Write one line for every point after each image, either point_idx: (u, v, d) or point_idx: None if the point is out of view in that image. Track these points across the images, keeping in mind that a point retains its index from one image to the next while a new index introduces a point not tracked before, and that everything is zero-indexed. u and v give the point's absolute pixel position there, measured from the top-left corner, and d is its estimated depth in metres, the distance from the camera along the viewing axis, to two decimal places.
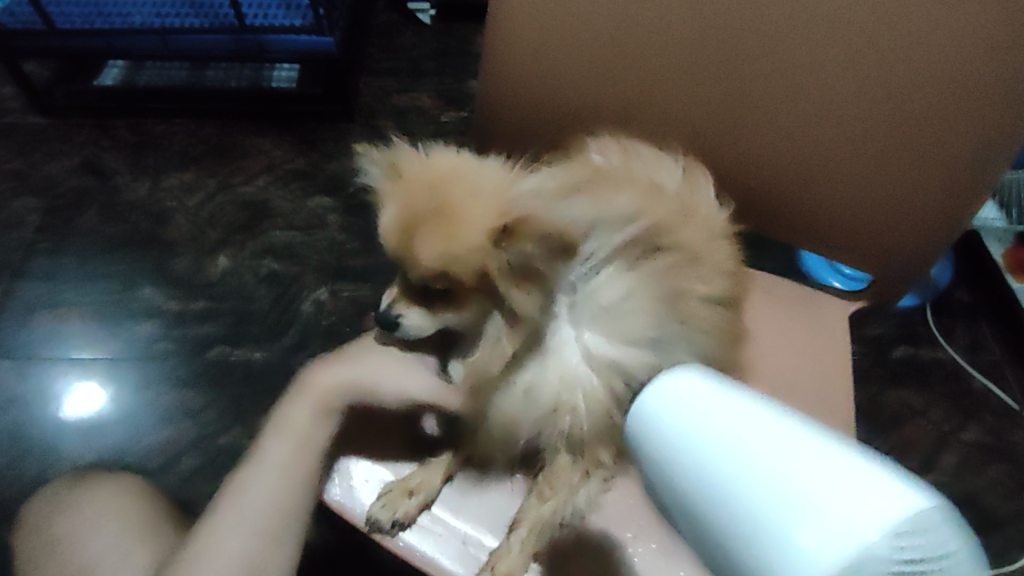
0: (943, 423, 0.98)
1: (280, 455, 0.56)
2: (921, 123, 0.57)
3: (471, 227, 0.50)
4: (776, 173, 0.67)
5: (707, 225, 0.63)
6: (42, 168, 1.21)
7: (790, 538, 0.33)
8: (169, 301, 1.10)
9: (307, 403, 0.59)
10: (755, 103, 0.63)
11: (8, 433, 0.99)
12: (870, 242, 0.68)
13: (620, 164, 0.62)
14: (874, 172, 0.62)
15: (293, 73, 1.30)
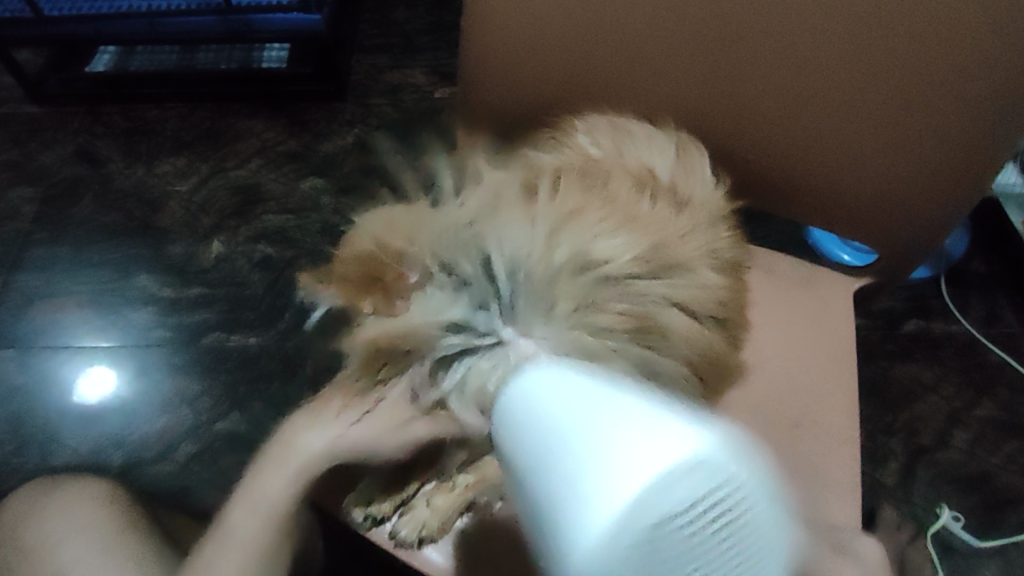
0: (954, 399, 0.94)
1: (238, 547, 0.58)
2: (929, 77, 0.54)
3: (379, 238, 0.52)
4: (774, 144, 0.64)
5: (704, 205, 0.58)
6: (37, 157, 1.20)
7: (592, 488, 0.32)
8: (163, 288, 1.09)
9: (287, 463, 0.56)
10: (754, 66, 0.59)
11: (12, 422, 1.01)
12: (875, 211, 0.64)
13: (612, 146, 0.60)
14: (880, 135, 0.59)
15: (284, 53, 1.26)
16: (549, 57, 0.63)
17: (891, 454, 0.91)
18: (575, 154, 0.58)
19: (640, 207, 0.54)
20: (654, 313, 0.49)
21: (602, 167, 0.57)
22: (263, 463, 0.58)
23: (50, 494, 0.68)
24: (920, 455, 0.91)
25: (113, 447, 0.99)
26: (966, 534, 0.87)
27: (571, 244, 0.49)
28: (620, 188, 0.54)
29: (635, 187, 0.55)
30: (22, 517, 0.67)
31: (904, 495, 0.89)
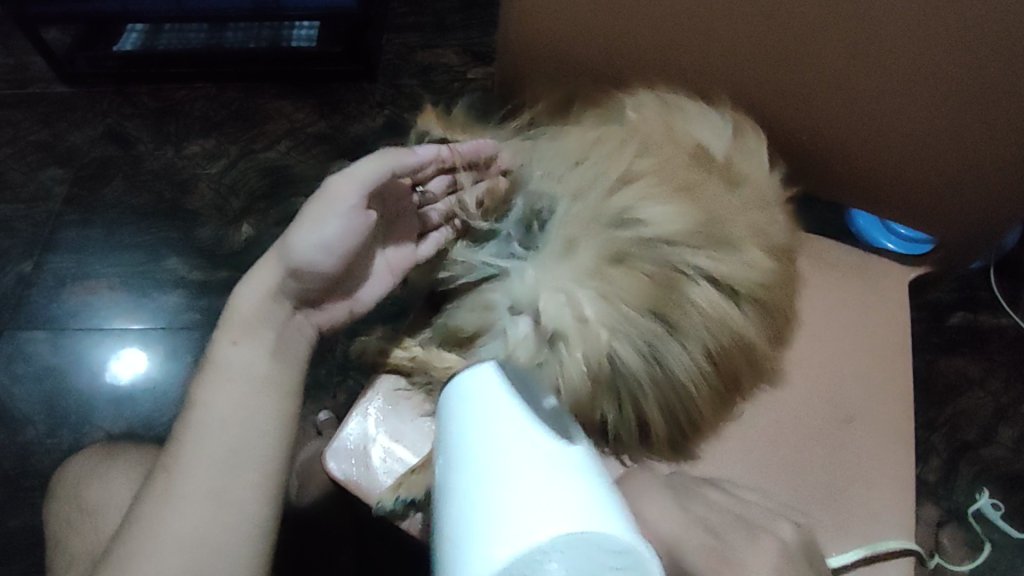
0: (1001, 394, 0.92)
1: (218, 423, 0.50)
2: (1000, 74, 0.51)
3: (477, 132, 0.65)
4: (827, 124, 0.61)
5: (760, 193, 0.59)
6: (67, 138, 1.20)
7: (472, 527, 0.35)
8: (193, 272, 1.09)
9: (248, 296, 0.54)
10: (815, 56, 0.56)
11: (46, 403, 1.03)
12: (931, 196, 0.62)
13: (659, 121, 0.60)
14: (944, 120, 0.56)
15: (313, 32, 1.23)
16: (599, 33, 0.60)
17: (933, 450, 0.90)
18: (618, 122, 0.60)
19: (691, 172, 0.56)
20: (681, 283, 0.53)
21: (651, 126, 0.59)
22: (225, 318, 0.54)
23: (84, 475, 0.68)
24: (963, 452, 0.89)
25: (146, 429, 1.01)
26: (1006, 531, 0.86)
27: (618, 197, 0.55)
28: (669, 156, 0.57)
29: (688, 165, 0.57)
30: (63, 497, 0.67)
31: (944, 492, 0.88)
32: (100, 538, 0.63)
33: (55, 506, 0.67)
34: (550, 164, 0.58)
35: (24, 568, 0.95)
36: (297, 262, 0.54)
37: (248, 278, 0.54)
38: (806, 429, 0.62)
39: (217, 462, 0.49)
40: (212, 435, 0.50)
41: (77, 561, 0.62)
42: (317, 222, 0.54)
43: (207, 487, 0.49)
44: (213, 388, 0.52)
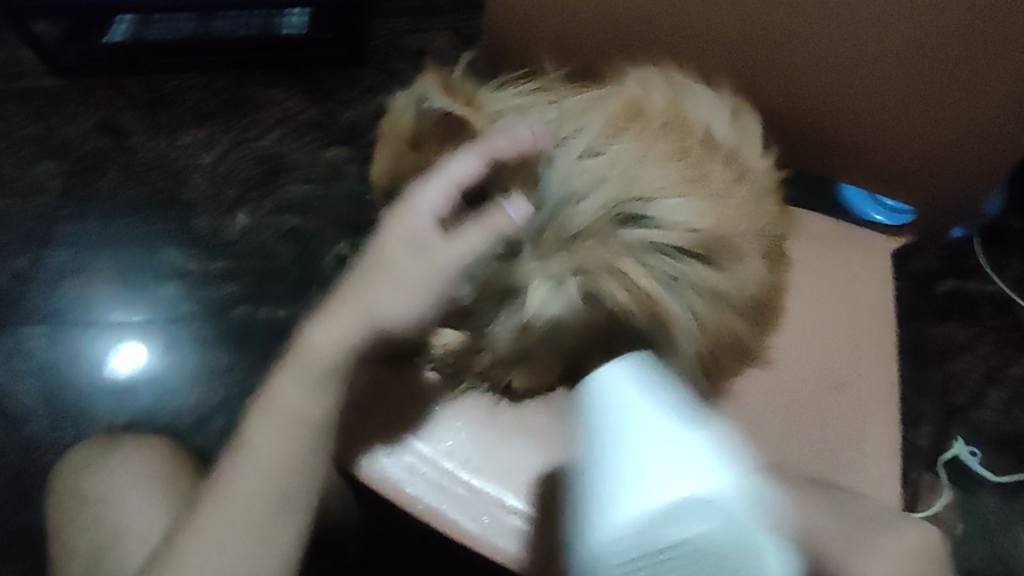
0: (989, 358, 0.93)
1: (266, 464, 0.53)
2: (977, 40, 0.52)
3: (483, 99, 0.60)
4: (811, 95, 0.62)
5: (755, 180, 0.58)
6: (59, 131, 1.20)
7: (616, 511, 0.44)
8: (191, 262, 1.10)
9: (317, 346, 0.54)
10: (799, 28, 0.57)
11: (49, 397, 1.04)
12: (919, 164, 0.63)
13: (663, 96, 0.58)
14: (924, 82, 0.56)
15: (305, 19, 1.22)
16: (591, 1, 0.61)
17: (923, 416, 0.92)
18: (623, 98, 0.57)
19: (700, 158, 0.55)
20: (682, 287, 0.54)
21: (657, 106, 0.57)
22: (290, 358, 0.55)
23: (90, 461, 0.69)
24: (952, 416, 0.91)
25: (149, 418, 1.02)
26: (997, 491, 0.88)
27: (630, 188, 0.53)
28: (679, 137, 0.56)
29: (703, 152, 0.56)
30: (68, 485, 0.68)
31: (936, 455, 0.90)
32: (108, 525, 0.64)
33: (59, 496, 0.68)
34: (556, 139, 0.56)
35: (31, 559, 0.96)
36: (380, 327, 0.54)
37: (315, 323, 0.55)
38: (795, 395, 0.63)
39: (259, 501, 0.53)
40: (260, 473, 0.53)
41: (87, 544, 0.64)
42: (410, 289, 0.53)
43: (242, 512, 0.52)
44: (264, 424, 0.54)
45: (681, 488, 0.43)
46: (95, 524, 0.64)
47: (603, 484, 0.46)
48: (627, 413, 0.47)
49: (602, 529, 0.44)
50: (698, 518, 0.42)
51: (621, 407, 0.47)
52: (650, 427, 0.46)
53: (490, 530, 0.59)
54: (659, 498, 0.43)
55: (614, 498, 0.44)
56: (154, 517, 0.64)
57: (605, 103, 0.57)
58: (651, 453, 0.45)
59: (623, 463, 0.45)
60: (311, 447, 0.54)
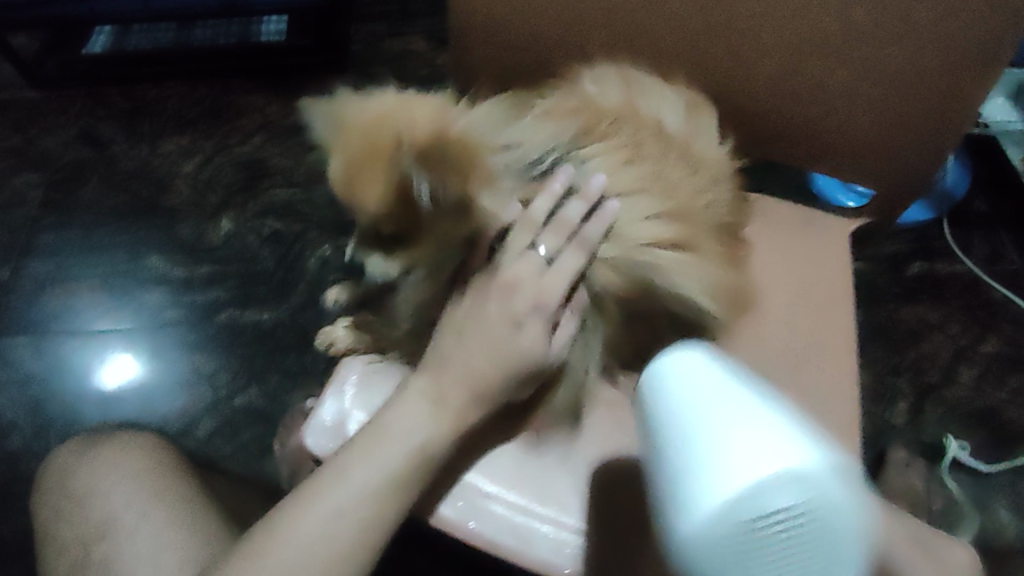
0: (960, 337, 0.96)
1: (360, 513, 0.45)
2: (909, 28, 0.53)
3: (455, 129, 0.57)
4: (757, 90, 0.62)
5: (712, 168, 0.61)
6: (40, 143, 1.20)
7: (706, 490, 0.39)
8: (175, 268, 1.11)
9: (446, 399, 0.48)
10: (738, 24, 0.57)
11: (34, 406, 1.03)
12: (866, 151, 0.63)
13: (617, 92, 0.62)
14: (876, 74, 0.57)
15: (282, 26, 1.24)
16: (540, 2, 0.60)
17: (899, 394, 0.94)
18: (579, 100, 0.61)
19: (655, 153, 0.59)
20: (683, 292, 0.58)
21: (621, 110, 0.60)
22: (420, 399, 0.48)
23: (73, 461, 0.69)
24: (927, 393, 0.94)
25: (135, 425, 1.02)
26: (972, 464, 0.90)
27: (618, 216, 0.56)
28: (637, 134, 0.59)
29: (657, 144, 0.60)
30: (57, 482, 0.68)
31: (911, 432, 0.92)
32: (99, 519, 0.64)
33: (49, 492, 0.68)
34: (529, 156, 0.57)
35: (17, 570, 0.95)
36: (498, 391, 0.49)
37: (442, 359, 0.49)
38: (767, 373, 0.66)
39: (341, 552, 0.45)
40: (349, 516, 0.45)
41: (79, 536, 0.64)
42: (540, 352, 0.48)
43: (319, 532, 0.44)
44: (373, 467, 0.46)
45: (774, 460, 0.38)
46: (85, 518, 0.64)
47: (683, 471, 0.41)
48: (692, 400, 0.44)
49: (691, 511, 0.39)
50: (810, 486, 0.37)
51: (688, 392, 0.45)
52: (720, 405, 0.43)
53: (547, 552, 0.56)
54: (745, 474, 0.38)
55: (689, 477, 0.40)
56: (142, 511, 0.63)
57: (569, 111, 0.60)
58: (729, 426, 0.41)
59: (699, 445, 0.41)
60: (410, 488, 0.47)
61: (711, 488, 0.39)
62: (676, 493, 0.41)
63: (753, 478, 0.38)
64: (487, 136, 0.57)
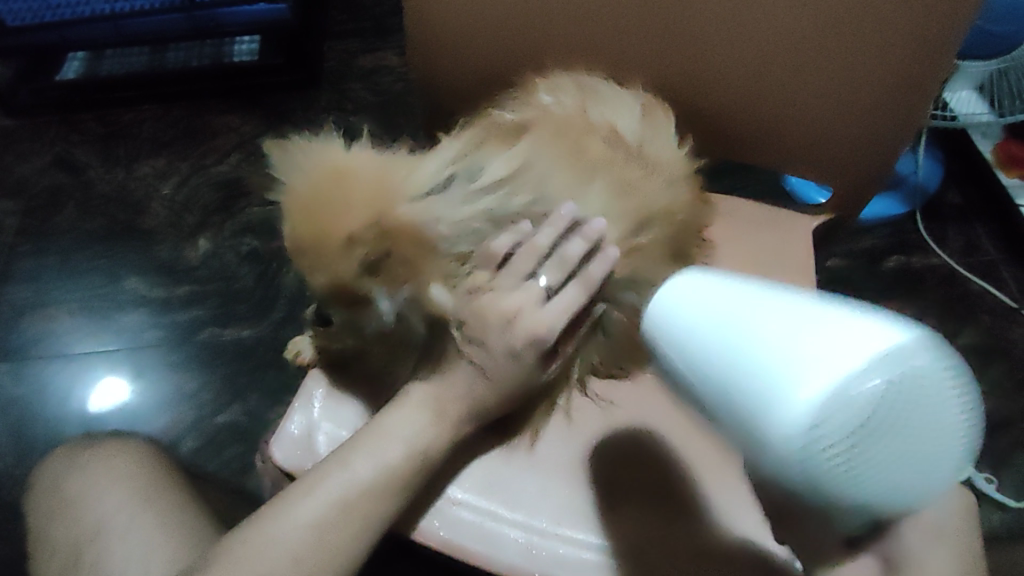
0: (939, 328, 0.96)
1: (354, 502, 0.47)
2: (860, 20, 0.53)
3: (402, 196, 0.51)
4: (716, 91, 0.62)
5: (666, 172, 0.59)
6: (15, 170, 1.20)
7: (788, 396, 0.33)
8: (153, 289, 1.10)
9: (443, 394, 0.51)
10: (693, 25, 0.58)
11: (13, 434, 1.02)
12: (829, 148, 0.63)
13: (571, 100, 0.61)
14: (839, 67, 0.56)
15: (255, 45, 1.25)
16: (489, 10, 0.60)
17: None
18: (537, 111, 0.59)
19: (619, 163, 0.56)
20: None
21: (590, 148, 0.55)
22: (422, 396, 0.51)
23: (65, 467, 0.64)
24: None
25: None
26: None
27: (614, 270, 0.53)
28: (600, 145, 0.56)
29: (615, 155, 0.56)
30: (54, 485, 0.63)
31: None
32: (94, 526, 0.59)
33: (40, 497, 0.63)
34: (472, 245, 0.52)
35: None
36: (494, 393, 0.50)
37: (447, 371, 0.51)
38: None
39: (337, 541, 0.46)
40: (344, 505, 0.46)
41: (70, 546, 0.59)
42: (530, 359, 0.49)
43: (313, 523, 0.46)
44: (369, 456, 0.49)
45: (859, 344, 0.32)
46: (79, 526, 0.59)
47: (745, 384, 0.35)
48: (719, 314, 0.38)
49: (771, 425, 0.33)
50: (912, 364, 0.32)
51: (715, 307, 0.38)
52: (763, 310, 0.37)
53: (524, 560, 0.56)
54: (823, 369, 0.32)
55: (768, 396, 0.33)
56: (135, 513, 0.59)
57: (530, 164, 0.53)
58: (788, 321, 0.35)
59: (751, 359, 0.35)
60: (405, 489, 0.49)
61: (793, 396, 0.32)
62: (748, 411, 0.34)
63: (838, 374, 0.32)
64: (428, 224, 0.51)
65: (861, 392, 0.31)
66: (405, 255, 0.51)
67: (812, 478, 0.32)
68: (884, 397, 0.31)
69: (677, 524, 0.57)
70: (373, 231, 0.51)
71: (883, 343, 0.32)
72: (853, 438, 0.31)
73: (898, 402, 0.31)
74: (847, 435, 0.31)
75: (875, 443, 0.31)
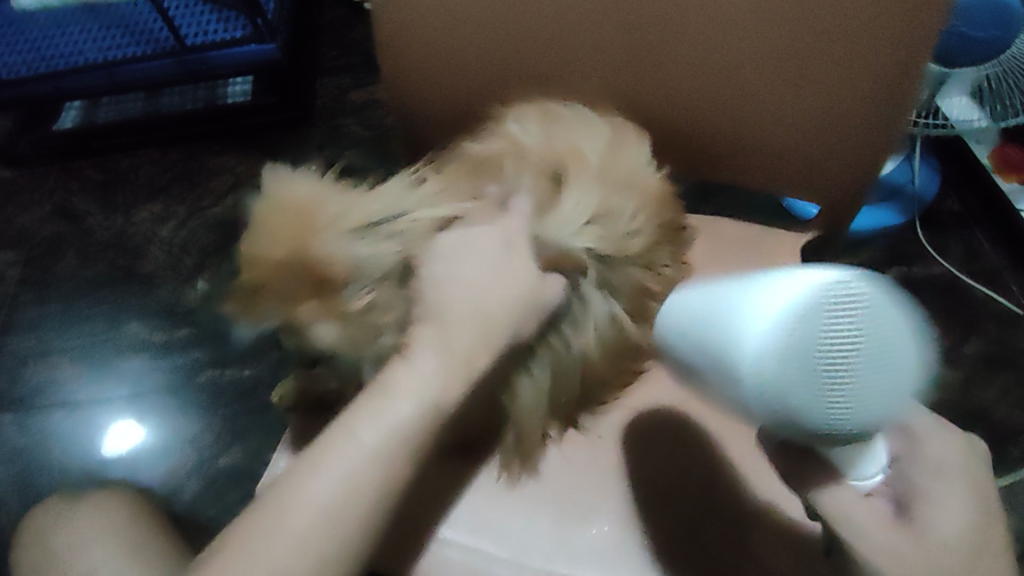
0: (944, 339, 0.95)
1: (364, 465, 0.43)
2: (834, 45, 0.53)
3: (319, 219, 0.52)
4: (695, 119, 0.63)
5: (640, 195, 0.58)
6: (16, 221, 1.21)
7: (733, 341, 0.39)
8: (154, 333, 1.10)
9: (448, 339, 0.45)
10: (668, 57, 0.58)
11: (18, 486, 1.02)
12: (812, 170, 0.63)
13: (538, 132, 0.59)
14: (815, 79, 0.55)
15: (248, 86, 1.26)
16: (464, 49, 0.60)
17: None
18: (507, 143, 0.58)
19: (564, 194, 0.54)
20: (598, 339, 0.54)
21: (532, 168, 0.56)
22: (425, 339, 0.46)
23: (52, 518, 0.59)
24: None
25: None
26: None
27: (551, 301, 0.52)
28: (552, 177, 0.55)
29: (570, 183, 0.55)
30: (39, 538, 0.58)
31: None
32: None
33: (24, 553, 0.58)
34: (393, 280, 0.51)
35: None
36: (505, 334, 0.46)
37: (441, 317, 0.46)
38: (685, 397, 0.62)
39: (350, 508, 0.43)
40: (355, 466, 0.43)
41: None
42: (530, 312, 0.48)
43: (331, 504, 0.43)
44: (373, 416, 0.44)
45: (808, 287, 0.37)
46: None
47: (706, 343, 0.41)
48: (678, 302, 0.45)
49: (729, 365, 0.39)
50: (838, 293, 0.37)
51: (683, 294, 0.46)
52: (715, 288, 0.44)
53: None
54: (769, 312, 0.38)
55: (728, 346, 0.39)
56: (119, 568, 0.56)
57: (461, 198, 0.53)
58: (729, 284, 0.43)
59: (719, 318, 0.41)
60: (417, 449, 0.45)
61: (747, 333, 0.38)
62: (714, 366, 0.41)
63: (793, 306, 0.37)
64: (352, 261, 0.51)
65: (808, 320, 0.37)
66: (300, 290, 0.51)
67: (764, 400, 0.38)
68: (813, 323, 0.37)
69: (669, 543, 0.59)
70: (277, 253, 0.51)
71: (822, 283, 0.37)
72: (806, 358, 0.37)
73: (837, 320, 0.37)
74: (796, 360, 0.37)
75: (804, 369, 0.37)
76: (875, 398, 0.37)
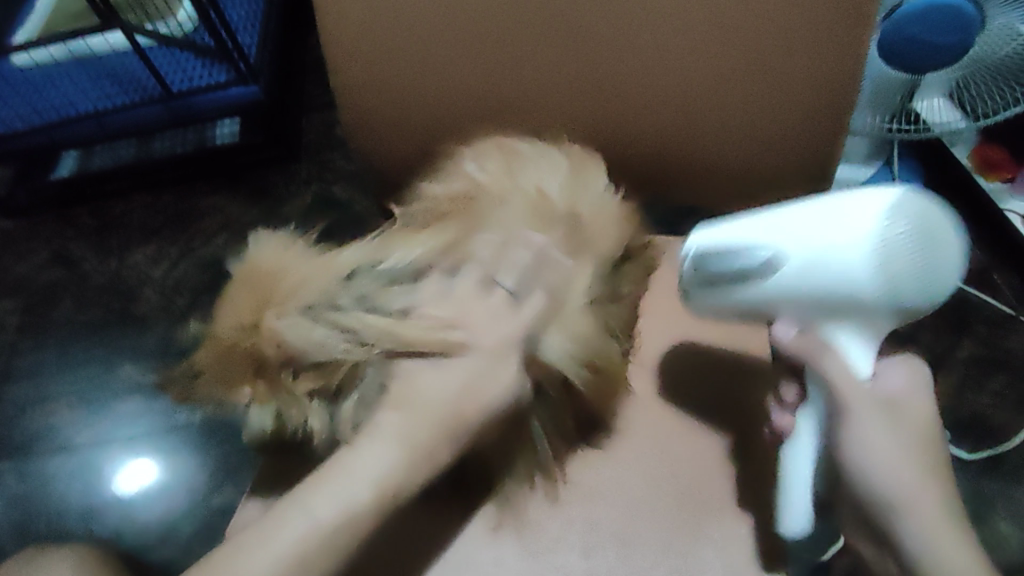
0: (934, 345, 0.94)
1: (313, 529, 0.48)
2: (768, 60, 0.59)
3: (280, 286, 0.58)
4: (649, 134, 0.69)
5: (600, 213, 0.63)
6: (14, 269, 1.24)
7: (838, 262, 0.53)
8: (148, 374, 1.12)
9: (406, 421, 0.52)
10: (619, 79, 0.64)
11: (18, 533, 1.03)
12: (759, 172, 0.70)
13: (491, 162, 0.65)
14: (760, 93, 0.62)
15: (236, 127, 1.28)
16: (423, 82, 0.65)
17: None
18: (465, 183, 0.64)
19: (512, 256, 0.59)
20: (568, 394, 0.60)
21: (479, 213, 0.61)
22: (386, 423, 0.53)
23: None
24: None
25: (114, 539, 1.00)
26: (965, 477, 0.87)
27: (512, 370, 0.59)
28: (507, 217, 0.60)
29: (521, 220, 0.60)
30: None
31: None
32: None
33: None
34: (333, 364, 0.57)
35: None
36: (456, 424, 0.53)
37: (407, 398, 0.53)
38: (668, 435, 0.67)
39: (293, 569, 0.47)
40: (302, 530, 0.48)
41: None
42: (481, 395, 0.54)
43: (286, 554, 0.48)
44: (331, 482, 0.50)
45: (873, 205, 0.52)
46: None
47: (812, 270, 0.55)
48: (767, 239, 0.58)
49: (844, 279, 0.53)
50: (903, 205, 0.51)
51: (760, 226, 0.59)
52: (788, 225, 0.57)
53: None
54: (856, 232, 0.52)
55: (840, 267, 0.53)
56: None
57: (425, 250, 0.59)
58: (804, 215, 0.57)
59: (816, 255, 0.54)
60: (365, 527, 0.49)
61: (847, 254, 0.52)
62: (824, 284, 0.54)
63: (873, 222, 0.51)
64: (301, 342, 0.56)
65: (890, 230, 0.50)
66: (248, 370, 0.59)
67: (875, 299, 0.52)
68: (899, 230, 0.50)
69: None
70: (238, 322, 0.59)
71: (882, 202, 0.52)
72: (895, 255, 0.50)
73: (915, 224, 0.50)
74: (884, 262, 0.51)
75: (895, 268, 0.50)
76: (942, 278, 0.51)
